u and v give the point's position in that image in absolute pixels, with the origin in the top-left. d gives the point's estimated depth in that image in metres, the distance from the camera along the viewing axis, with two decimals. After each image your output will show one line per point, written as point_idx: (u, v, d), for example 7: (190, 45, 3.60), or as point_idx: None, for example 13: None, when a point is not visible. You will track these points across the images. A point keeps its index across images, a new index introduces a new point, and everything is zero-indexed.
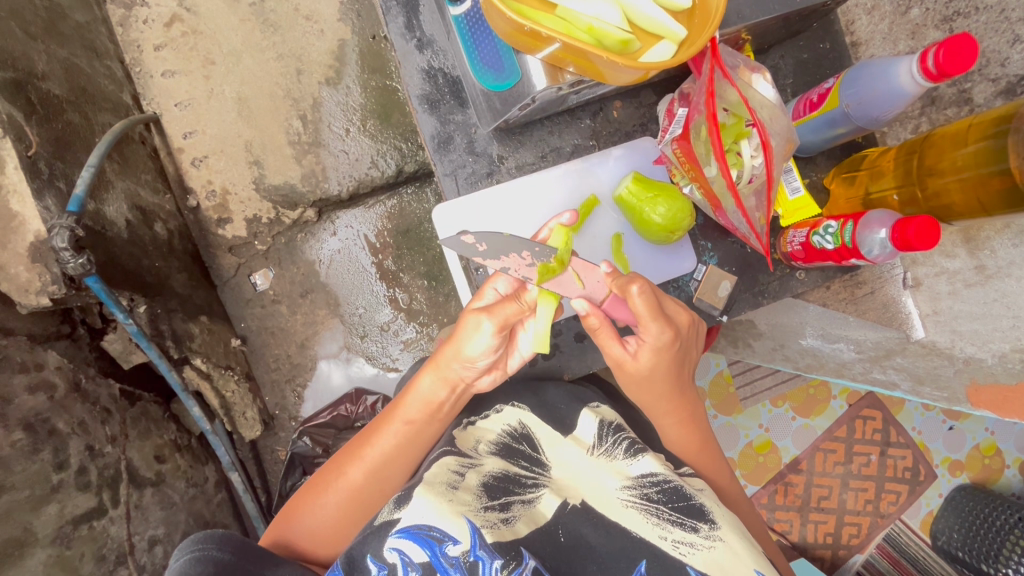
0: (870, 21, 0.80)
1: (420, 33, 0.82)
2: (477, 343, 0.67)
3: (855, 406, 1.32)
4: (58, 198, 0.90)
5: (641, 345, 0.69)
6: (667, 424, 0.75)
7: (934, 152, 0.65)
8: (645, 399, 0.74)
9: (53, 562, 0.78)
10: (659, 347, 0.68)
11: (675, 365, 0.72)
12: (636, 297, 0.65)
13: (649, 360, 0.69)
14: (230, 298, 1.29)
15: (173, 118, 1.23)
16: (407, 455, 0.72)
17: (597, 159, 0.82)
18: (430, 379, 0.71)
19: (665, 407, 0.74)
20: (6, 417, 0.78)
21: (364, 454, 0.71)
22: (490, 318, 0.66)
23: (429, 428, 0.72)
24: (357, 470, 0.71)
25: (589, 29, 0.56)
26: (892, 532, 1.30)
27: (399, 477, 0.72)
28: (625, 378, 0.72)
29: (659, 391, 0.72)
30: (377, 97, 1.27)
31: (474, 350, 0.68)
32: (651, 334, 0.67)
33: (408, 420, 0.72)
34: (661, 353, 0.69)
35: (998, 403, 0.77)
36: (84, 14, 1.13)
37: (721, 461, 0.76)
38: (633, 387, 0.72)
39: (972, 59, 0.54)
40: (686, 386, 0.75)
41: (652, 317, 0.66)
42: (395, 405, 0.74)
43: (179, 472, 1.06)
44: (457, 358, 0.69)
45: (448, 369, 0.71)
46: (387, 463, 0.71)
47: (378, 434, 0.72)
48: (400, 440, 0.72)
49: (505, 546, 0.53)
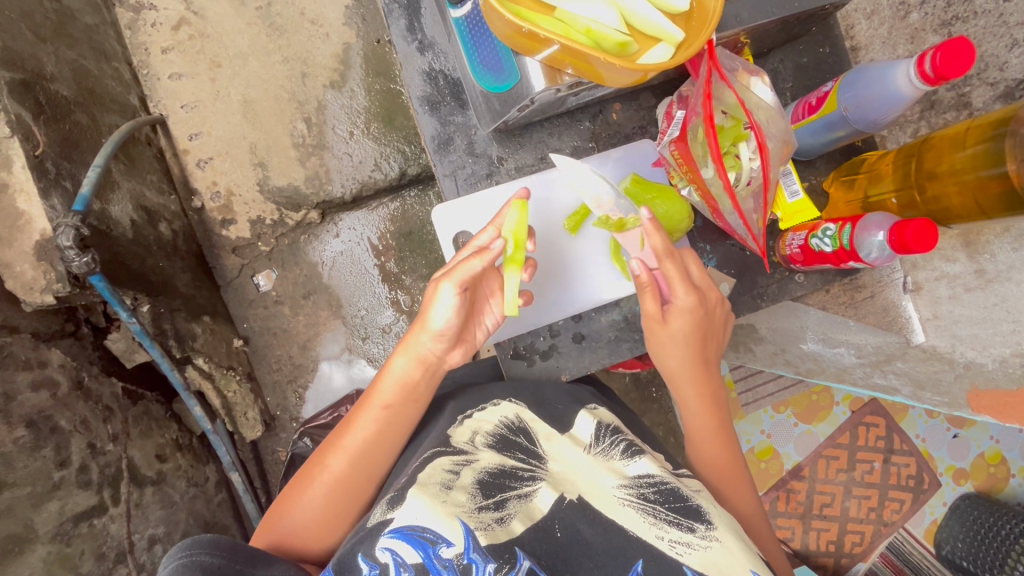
0: (870, 26, 0.81)
1: (422, 35, 0.83)
2: (441, 309, 0.69)
3: (858, 413, 1.31)
4: (64, 197, 0.91)
5: (672, 309, 0.72)
6: (688, 398, 0.76)
7: (933, 155, 0.65)
8: (669, 366, 0.75)
9: (53, 559, 0.78)
10: (687, 311, 0.71)
11: (702, 335, 0.74)
12: (671, 265, 0.69)
13: (677, 323, 0.72)
14: (233, 299, 1.29)
15: (179, 120, 1.24)
16: (385, 439, 0.72)
17: (597, 160, 0.82)
18: (401, 358, 0.73)
19: (689, 380, 0.75)
20: (9, 413, 0.79)
21: (344, 442, 0.72)
22: (450, 283, 0.68)
23: (404, 407, 0.73)
24: (337, 457, 0.71)
25: (587, 31, 0.57)
26: (895, 541, 1.29)
27: (382, 463, 0.72)
28: (654, 339, 0.75)
29: (682, 358, 0.74)
30: (380, 100, 1.29)
31: (440, 316, 0.70)
32: (681, 296, 0.71)
33: (383, 401, 0.73)
34: (689, 318, 0.72)
35: (998, 408, 0.75)
36: (93, 17, 1.14)
37: (736, 452, 0.76)
38: (659, 349, 0.75)
39: (969, 63, 0.54)
40: (709, 363, 0.76)
41: (683, 280, 0.70)
42: (370, 392, 0.75)
43: (179, 472, 1.06)
44: (424, 330, 0.72)
45: (417, 346, 0.73)
46: (367, 449, 0.71)
47: (356, 419, 0.73)
48: (377, 424, 0.72)
49: (499, 549, 0.53)
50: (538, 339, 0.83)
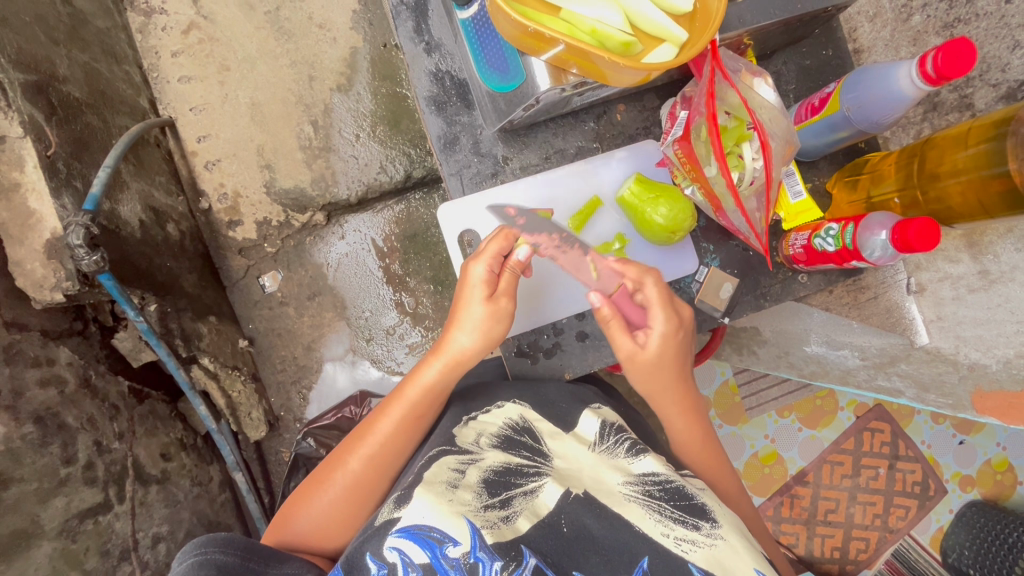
0: (873, 28, 0.82)
1: (429, 36, 0.84)
2: (480, 324, 0.71)
3: (863, 418, 1.31)
4: (74, 196, 0.92)
5: (650, 336, 0.69)
6: (672, 415, 0.75)
7: (936, 155, 0.66)
8: (651, 388, 0.73)
9: (58, 556, 0.79)
10: (667, 336, 0.70)
11: (679, 357, 0.73)
12: (648, 286, 0.69)
13: (657, 348, 0.70)
14: (240, 299, 1.30)
15: (188, 123, 1.26)
16: (405, 440, 0.72)
17: (601, 160, 0.83)
18: (437, 365, 0.73)
19: (671, 397, 0.74)
20: (18, 409, 0.80)
21: (364, 444, 0.72)
22: (509, 303, 0.71)
23: (431, 411, 0.74)
24: (355, 459, 0.72)
25: (592, 30, 0.58)
26: (900, 547, 1.28)
27: (399, 463, 0.72)
28: (633, 369, 0.72)
29: (667, 379, 0.72)
30: (386, 103, 1.30)
31: (480, 330, 0.71)
32: (659, 320, 0.69)
33: (409, 407, 0.73)
34: (668, 341, 0.70)
35: (1003, 409, 0.76)
36: (105, 21, 1.16)
37: (720, 455, 0.77)
38: (641, 377, 0.72)
39: (969, 64, 0.55)
40: (689, 377, 0.76)
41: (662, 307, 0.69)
42: (397, 392, 0.75)
43: (184, 471, 1.07)
44: (463, 338, 0.72)
45: (452, 352, 0.73)
46: (384, 451, 0.72)
47: (376, 422, 0.73)
48: (398, 427, 0.72)
49: (504, 548, 0.53)
50: (542, 337, 0.84)
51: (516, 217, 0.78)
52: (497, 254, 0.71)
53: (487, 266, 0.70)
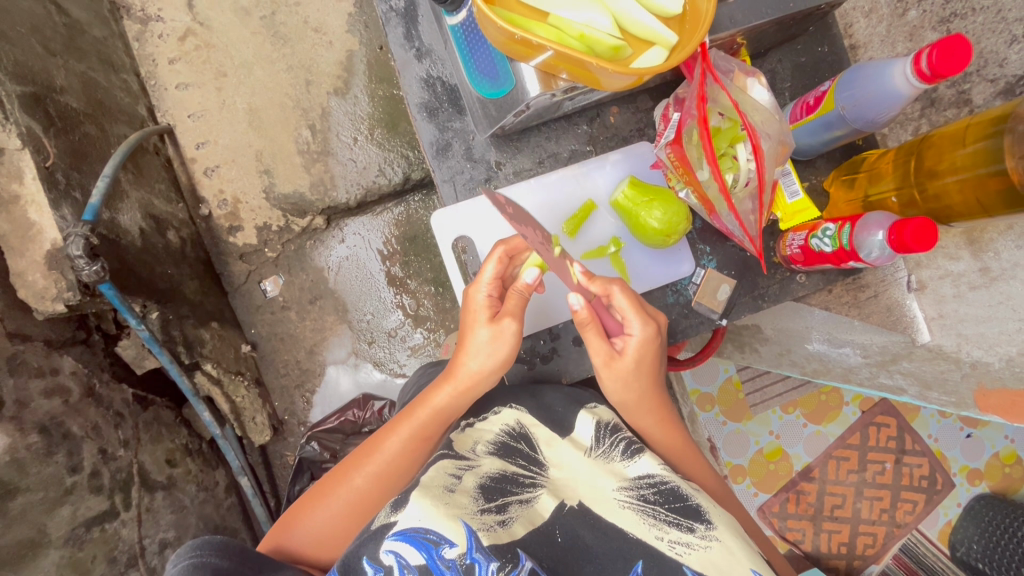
0: (869, 24, 0.81)
1: (419, 42, 0.84)
2: (485, 348, 0.70)
3: (868, 414, 1.30)
4: (74, 207, 0.93)
5: (627, 341, 0.69)
6: (648, 426, 0.74)
7: (933, 153, 0.65)
8: (627, 399, 0.72)
9: (65, 563, 0.80)
10: (646, 340, 0.69)
11: (655, 362, 0.72)
12: (618, 295, 0.68)
13: (635, 355, 0.69)
14: (241, 305, 1.31)
15: (186, 129, 1.26)
16: (414, 460, 0.72)
17: (595, 164, 0.83)
18: (447, 393, 0.72)
19: (649, 406, 0.73)
20: (22, 420, 0.80)
21: (369, 459, 0.73)
22: (513, 323, 0.69)
23: (439, 434, 0.73)
24: (361, 476, 0.72)
25: (581, 36, 0.58)
26: (908, 543, 1.27)
27: (400, 481, 0.72)
28: (610, 378, 0.70)
29: (641, 385, 0.71)
30: (384, 106, 1.29)
31: (485, 355, 0.70)
32: (637, 328, 0.68)
33: (416, 429, 0.72)
34: (647, 347, 0.69)
35: (1005, 407, 0.75)
36: (102, 30, 1.17)
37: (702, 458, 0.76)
38: (618, 387, 0.71)
39: (966, 59, 0.54)
40: (661, 384, 0.75)
41: (638, 311, 0.68)
42: (405, 411, 0.75)
43: (189, 476, 1.08)
44: (471, 364, 0.71)
45: (461, 379, 0.72)
46: (390, 469, 0.72)
47: (383, 441, 0.73)
48: (409, 446, 0.72)
49: (501, 549, 0.54)
50: (539, 342, 0.84)
51: (505, 205, 0.62)
52: (495, 279, 0.72)
53: (486, 291, 0.71)
